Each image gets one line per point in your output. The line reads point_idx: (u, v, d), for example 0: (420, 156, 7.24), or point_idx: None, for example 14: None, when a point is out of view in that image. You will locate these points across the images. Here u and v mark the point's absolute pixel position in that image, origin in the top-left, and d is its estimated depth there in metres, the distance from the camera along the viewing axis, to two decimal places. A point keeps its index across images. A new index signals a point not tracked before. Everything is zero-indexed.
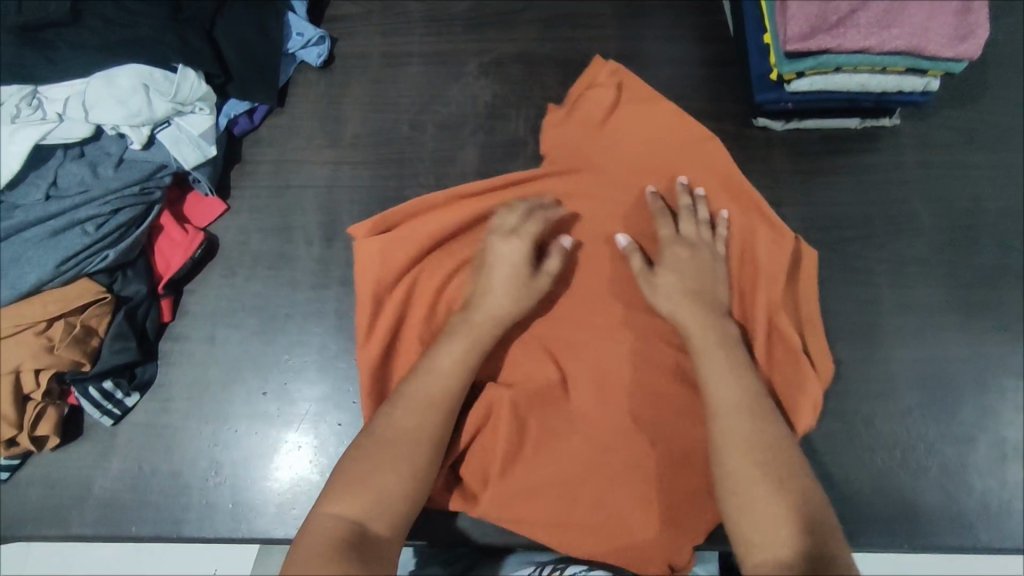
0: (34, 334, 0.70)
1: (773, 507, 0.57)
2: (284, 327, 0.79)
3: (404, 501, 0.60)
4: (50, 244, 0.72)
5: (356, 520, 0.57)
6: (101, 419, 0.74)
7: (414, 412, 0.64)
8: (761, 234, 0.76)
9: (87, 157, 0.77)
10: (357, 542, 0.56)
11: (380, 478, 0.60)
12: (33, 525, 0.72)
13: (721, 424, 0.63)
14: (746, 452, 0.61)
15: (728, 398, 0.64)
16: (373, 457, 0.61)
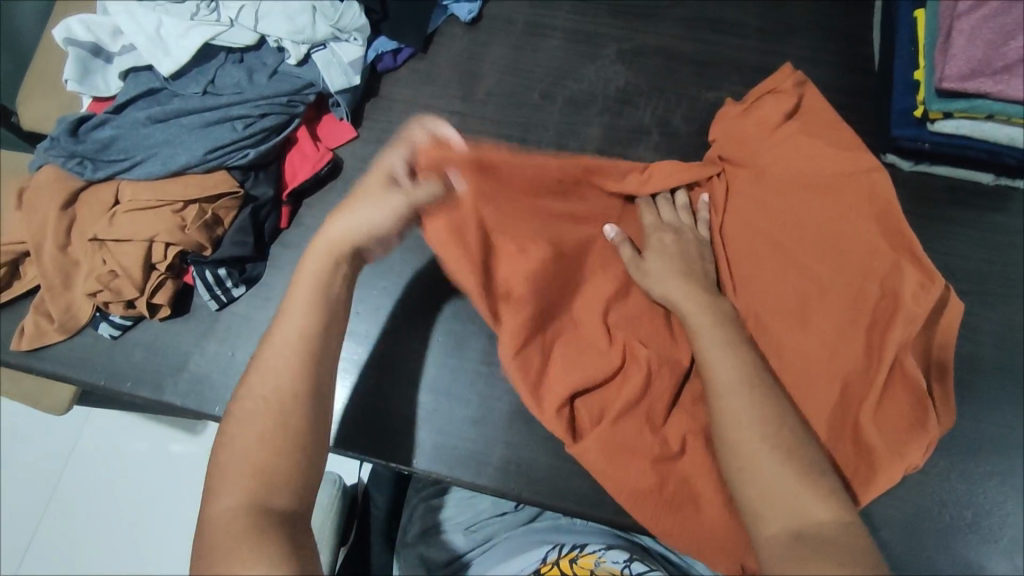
0: (171, 211, 0.76)
1: (781, 482, 0.56)
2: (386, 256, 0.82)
3: (296, 472, 0.55)
4: (201, 134, 0.78)
5: (248, 504, 0.52)
6: (208, 302, 0.79)
7: (279, 365, 0.59)
8: (911, 274, 0.72)
9: (246, 63, 0.83)
10: (259, 521, 0.51)
11: (264, 455, 0.55)
12: (131, 383, 0.77)
13: (724, 401, 0.62)
14: (750, 427, 0.59)
15: (727, 374, 0.63)
16: (248, 439, 0.55)
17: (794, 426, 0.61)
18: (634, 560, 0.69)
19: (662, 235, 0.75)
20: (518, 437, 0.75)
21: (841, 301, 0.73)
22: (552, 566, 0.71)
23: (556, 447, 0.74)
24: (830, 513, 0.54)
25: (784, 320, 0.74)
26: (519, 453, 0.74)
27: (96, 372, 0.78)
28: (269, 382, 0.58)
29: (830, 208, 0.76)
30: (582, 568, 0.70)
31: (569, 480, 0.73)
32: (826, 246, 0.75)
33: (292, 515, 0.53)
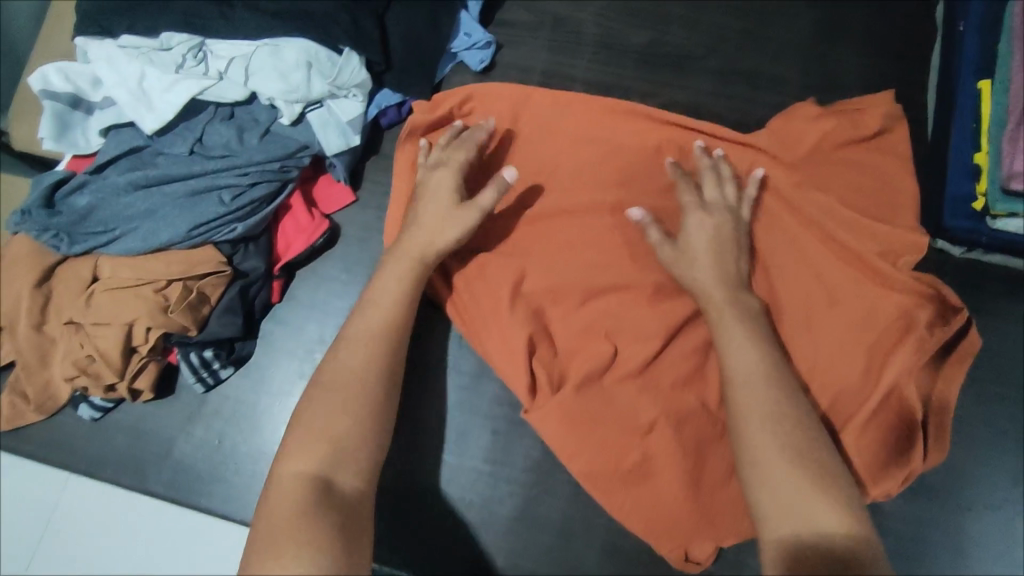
0: (153, 290, 0.70)
1: (794, 486, 0.53)
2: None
3: (364, 440, 0.58)
4: (186, 204, 0.72)
5: (314, 475, 0.54)
6: (194, 385, 0.74)
7: (355, 353, 0.63)
8: (924, 312, 0.73)
9: (236, 120, 0.76)
10: (324, 499, 0.52)
11: (332, 424, 0.57)
12: (113, 470, 0.73)
13: (748, 400, 0.59)
14: (764, 422, 0.57)
15: (747, 371, 0.61)
16: (320, 407, 0.58)
17: (812, 420, 0.59)
18: None
19: (701, 218, 0.71)
20: (523, 545, 0.70)
21: (854, 317, 0.74)
22: None
23: (562, 558, 0.70)
24: (841, 514, 0.51)
25: (795, 326, 0.75)
26: (523, 563, 0.70)
27: (76, 457, 0.73)
28: (355, 359, 0.62)
29: (858, 225, 0.76)
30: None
31: None
32: (853, 265, 0.76)
33: (351, 496, 0.54)
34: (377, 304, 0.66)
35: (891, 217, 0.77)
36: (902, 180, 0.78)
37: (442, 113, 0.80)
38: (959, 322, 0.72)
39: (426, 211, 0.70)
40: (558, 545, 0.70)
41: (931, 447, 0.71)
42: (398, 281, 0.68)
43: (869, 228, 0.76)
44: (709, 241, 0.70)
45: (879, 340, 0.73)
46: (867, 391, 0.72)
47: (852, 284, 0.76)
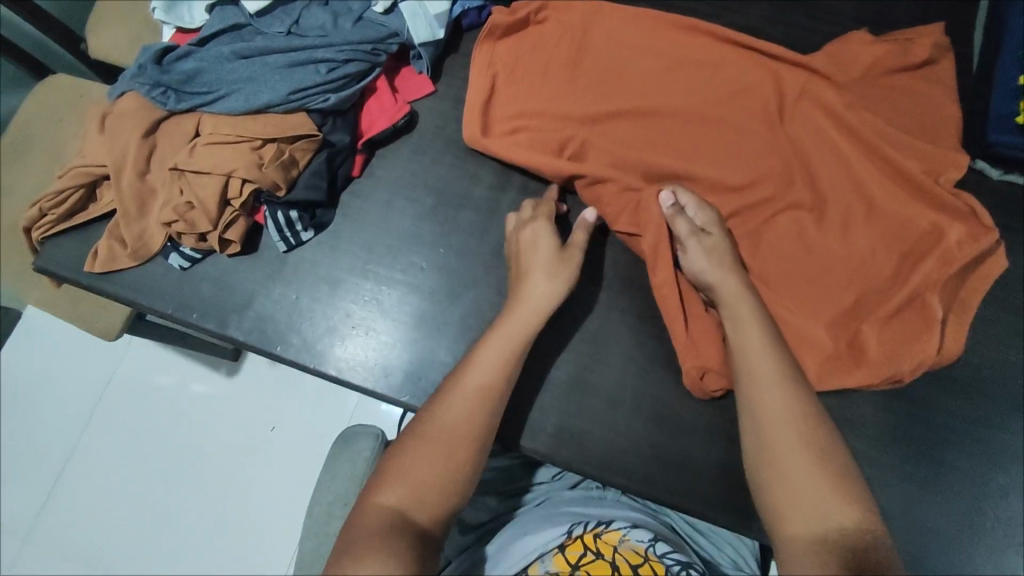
0: (249, 148, 0.76)
1: (808, 485, 0.58)
2: (454, 215, 0.82)
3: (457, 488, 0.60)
4: (284, 74, 0.78)
5: (400, 513, 0.57)
6: (277, 244, 0.80)
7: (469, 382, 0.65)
8: (958, 227, 0.77)
9: (332, 7, 0.82)
10: (401, 533, 0.55)
11: (433, 470, 0.60)
12: (197, 315, 0.79)
13: (759, 396, 0.64)
14: (784, 420, 0.62)
15: (764, 369, 0.65)
16: (423, 450, 0.61)
17: (831, 433, 0.62)
18: (659, 541, 0.71)
19: (697, 240, 0.73)
20: (574, 407, 0.76)
21: (891, 224, 0.79)
22: (575, 539, 0.71)
23: (610, 420, 0.76)
24: (860, 520, 0.56)
25: (835, 223, 0.79)
26: (572, 422, 0.76)
27: (164, 301, 0.79)
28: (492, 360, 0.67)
29: (900, 140, 0.80)
30: (606, 545, 0.69)
31: (620, 454, 0.75)
32: (893, 179, 0.80)
33: (426, 533, 0.57)
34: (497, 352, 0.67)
35: (935, 136, 0.81)
36: (945, 102, 0.82)
37: (504, 53, 0.86)
38: (988, 241, 0.76)
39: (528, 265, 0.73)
40: (606, 409, 0.76)
41: (950, 342, 0.76)
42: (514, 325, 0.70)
43: (917, 142, 0.80)
44: (710, 254, 0.72)
45: (911, 249, 0.78)
46: (892, 290, 0.77)
47: (885, 191, 0.79)
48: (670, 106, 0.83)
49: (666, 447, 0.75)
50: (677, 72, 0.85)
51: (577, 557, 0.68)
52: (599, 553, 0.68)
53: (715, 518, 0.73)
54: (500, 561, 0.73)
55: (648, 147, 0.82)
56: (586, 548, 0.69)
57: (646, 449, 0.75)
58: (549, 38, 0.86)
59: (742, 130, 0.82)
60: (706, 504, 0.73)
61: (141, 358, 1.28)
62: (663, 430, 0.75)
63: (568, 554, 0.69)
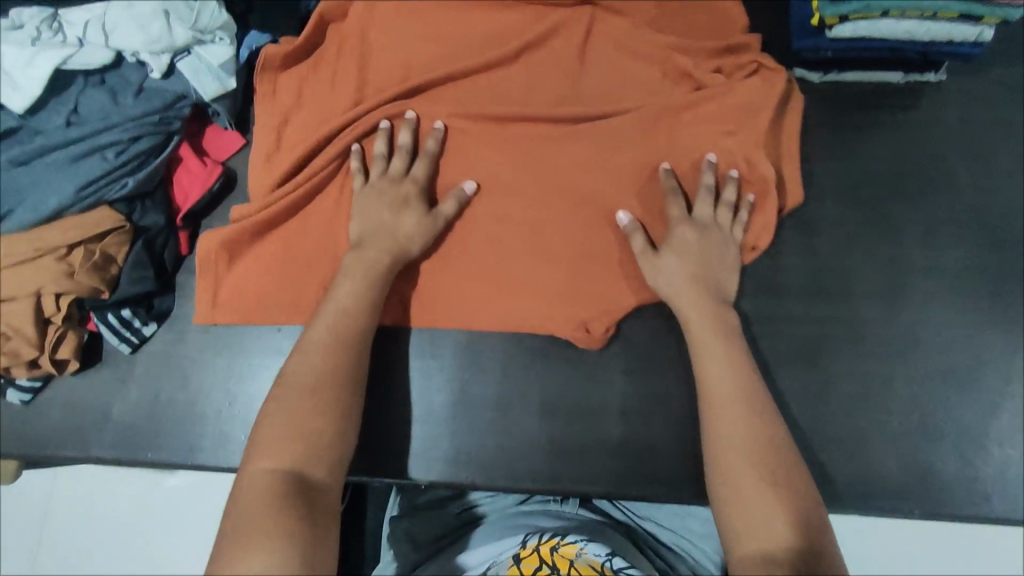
0: (55, 259, 0.70)
1: (755, 493, 0.56)
2: (292, 267, 0.76)
3: (331, 446, 0.58)
4: (71, 169, 0.72)
5: (285, 469, 0.55)
6: (120, 346, 0.74)
7: (300, 365, 0.63)
8: (787, 146, 0.78)
9: (109, 84, 0.76)
10: (292, 492, 0.54)
11: (302, 425, 0.58)
12: (54, 446, 0.73)
13: (715, 400, 0.63)
14: (742, 422, 0.60)
15: (724, 381, 0.63)
16: (293, 412, 0.59)
17: (781, 431, 0.61)
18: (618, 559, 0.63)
19: (684, 232, 0.71)
20: (466, 424, 0.74)
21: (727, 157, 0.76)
22: (531, 552, 0.64)
23: (504, 425, 0.73)
24: (809, 523, 0.54)
25: (683, 168, 0.76)
26: (468, 440, 0.73)
27: (15, 441, 0.74)
28: (318, 361, 0.63)
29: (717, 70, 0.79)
30: (562, 559, 0.62)
31: (521, 458, 0.72)
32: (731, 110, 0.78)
33: (318, 489, 0.55)
34: (335, 309, 0.67)
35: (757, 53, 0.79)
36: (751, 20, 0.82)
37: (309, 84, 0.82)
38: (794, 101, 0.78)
39: (373, 219, 0.72)
40: (498, 417, 0.74)
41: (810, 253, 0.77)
42: (354, 284, 0.69)
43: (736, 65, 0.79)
44: (681, 250, 0.70)
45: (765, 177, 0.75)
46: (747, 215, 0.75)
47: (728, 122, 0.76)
48: (487, 93, 0.80)
49: (566, 436, 0.73)
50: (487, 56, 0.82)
51: (531, 571, 0.61)
52: (553, 568, 0.61)
53: (630, 493, 0.71)
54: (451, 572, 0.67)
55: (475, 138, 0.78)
56: (542, 561, 0.62)
57: (548, 444, 0.73)
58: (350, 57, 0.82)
59: (565, 97, 0.79)
60: (618, 483, 0.71)
61: (65, 500, 1.01)
62: (558, 422, 0.73)
63: (522, 569, 0.62)
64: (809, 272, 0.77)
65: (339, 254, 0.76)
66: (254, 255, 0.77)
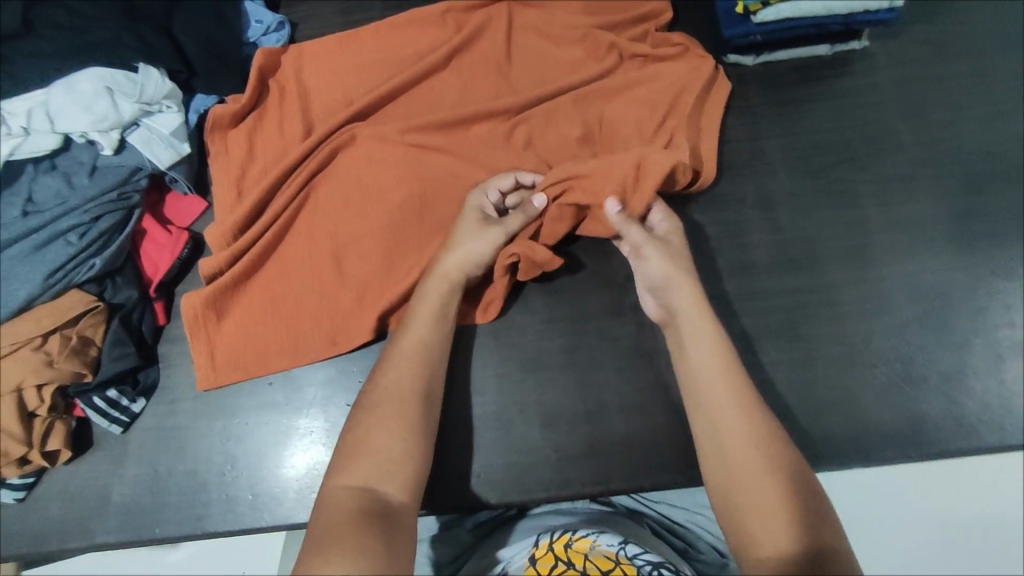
0: (31, 350, 0.69)
1: (764, 504, 0.55)
2: (279, 318, 0.77)
3: (406, 461, 0.61)
4: (35, 259, 0.71)
5: (361, 485, 0.58)
6: (111, 429, 0.74)
7: (395, 372, 0.66)
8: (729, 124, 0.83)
9: (60, 169, 0.76)
10: (369, 508, 0.56)
11: (379, 442, 0.61)
12: (56, 539, 0.72)
13: (713, 421, 0.62)
14: (744, 440, 0.59)
15: (720, 395, 0.62)
16: (367, 423, 0.62)
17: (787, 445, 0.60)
18: (629, 543, 0.69)
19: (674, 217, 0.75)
20: (469, 446, 0.74)
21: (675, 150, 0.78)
22: (546, 551, 0.68)
23: (508, 442, 0.74)
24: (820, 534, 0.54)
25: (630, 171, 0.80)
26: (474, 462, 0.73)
27: (16, 541, 0.72)
28: (394, 380, 0.66)
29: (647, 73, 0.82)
30: (576, 553, 0.67)
31: (530, 470, 0.73)
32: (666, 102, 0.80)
33: (394, 502, 0.58)
34: (414, 336, 0.69)
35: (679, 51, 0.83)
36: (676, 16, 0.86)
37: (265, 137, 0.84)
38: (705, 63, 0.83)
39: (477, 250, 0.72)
40: (501, 435, 0.74)
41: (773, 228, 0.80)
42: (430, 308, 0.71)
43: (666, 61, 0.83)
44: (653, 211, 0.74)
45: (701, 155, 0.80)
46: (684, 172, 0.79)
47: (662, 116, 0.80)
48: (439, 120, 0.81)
49: (569, 443, 0.73)
50: (434, 86, 0.85)
51: (548, 569, 0.66)
52: (570, 564, 0.66)
53: (640, 487, 0.72)
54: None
55: (436, 169, 0.81)
56: (558, 559, 0.66)
57: (553, 454, 0.73)
58: (300, 107, 0.84)
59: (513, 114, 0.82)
60: (628, 478, 0.72)
61: None
62: (560, 429, 0.74)
63: (539, 568, 0.67)
64: (775, 245, 0.80)
65: (323, 298, 0.77)
66: (241, 310, 0.77)
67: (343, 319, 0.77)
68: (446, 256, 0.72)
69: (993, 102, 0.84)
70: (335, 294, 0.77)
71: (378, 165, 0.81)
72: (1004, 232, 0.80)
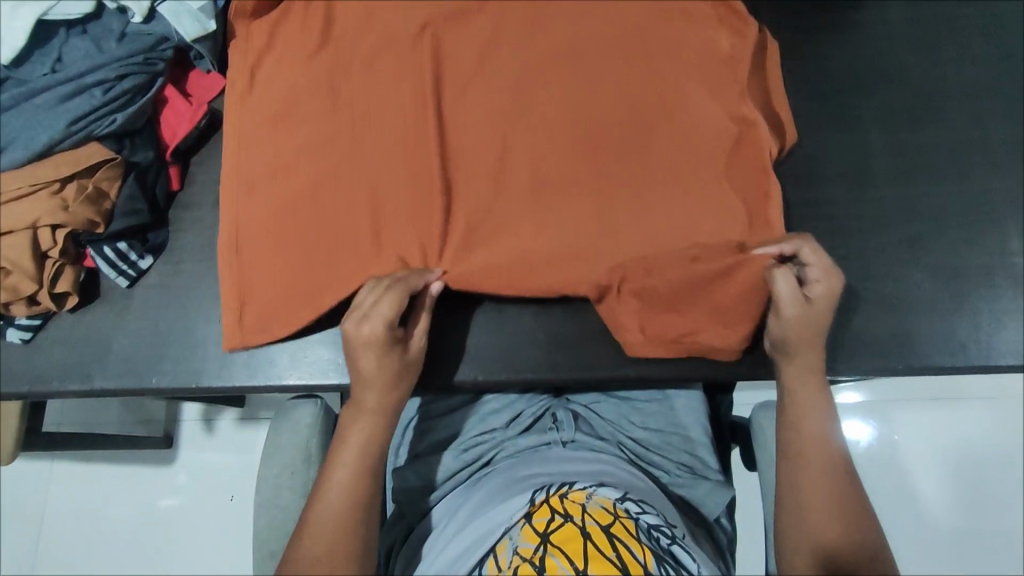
0: (49, 194, 0.72)
1: (820, 539, 0.65)
2: (286, 274, 0.73)
3: (354, 565, 0.65)
4: (59, 109, 0.74)
5: None
6: (117, 280, 0.76)
7: (328, 498, 0.65)
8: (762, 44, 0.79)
9: (91, 33, 0.79)
10: None
11: (335, 556, 0.64)
12: (57, 381, 0.74)
13: (798, 461, 0.68)
14: (819, 488, 0.66)
15: (812, 438, 0.68)
16: (312, 562, 0.63)
17: (855, 491, 0.67)
18: (628, 497, 0.67)
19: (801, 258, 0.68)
20: (461, 326, 0.76)
21: (713, 114, 0.73)
22: (541, 505, 0.66)
23: (501, 323, 0.75)
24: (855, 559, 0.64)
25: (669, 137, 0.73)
26: (465, 338, 0.75)
27: (18, 379, 0.75)
28: (333, 509, 0.65)
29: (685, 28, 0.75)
30: (574, 505, 0.65)
31: (519, 350, 0.74)
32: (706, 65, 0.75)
33: None
34: (355, 449, 0.67)
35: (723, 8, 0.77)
36: None
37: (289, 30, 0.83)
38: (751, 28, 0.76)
39: (368, 367, 0.67)
40: (495, 316, 0.75)
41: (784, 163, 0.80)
42: (360, 437, 0.68)
43: None
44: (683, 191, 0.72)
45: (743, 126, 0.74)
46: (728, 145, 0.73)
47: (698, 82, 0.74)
48: None
49: (561, 328, 0.75)
50: None
51: (544, 524, 0.64)
52: (567, 516, 0.64)
53: (625, 374, 0.74)
54: (463, 541, 0.68)
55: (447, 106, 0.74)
56: (555, 512, 0.64)
57: (543, 336, 0.75)
58: None
59: None
60: (614, 366, 0.74)
61: (64, 484, 1.25)
62: (552, 315, 0.75)
63: (535, 523, 0.64)
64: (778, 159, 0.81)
65: (331, 259, 0.72)
66: (254, 252, 0.74)
67: (339, 215, 0.73)
68: (365, 391, 0.68)
69: (1006, 40, 0.85)
70: (347, 248, 0.72)
71: (392, 101, 0.75)
72: (1007, 165, 0.80)
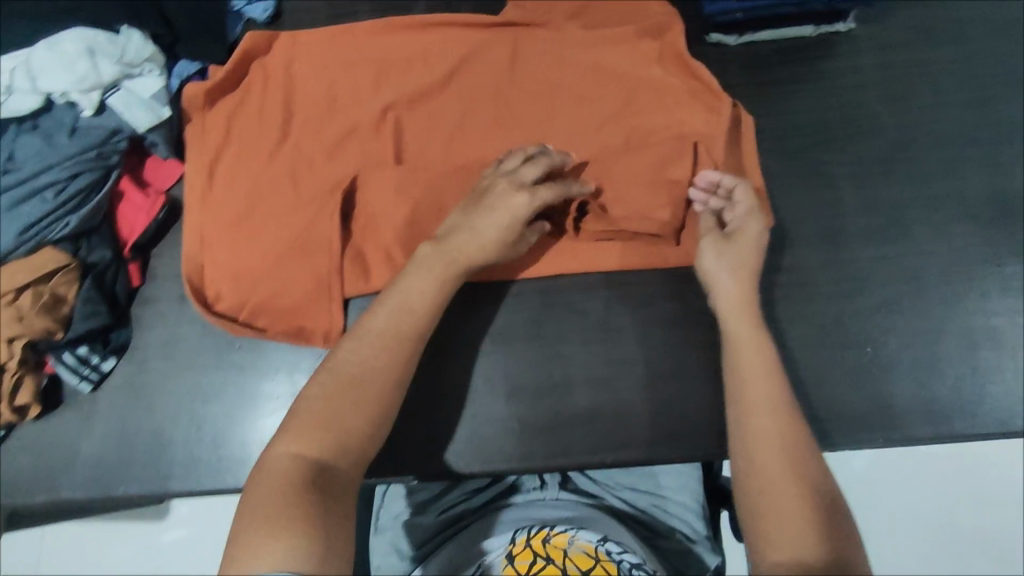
0: (3, 305, 0.70)
1: (785, 508, 0.53)
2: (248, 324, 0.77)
3: (365, 440, 0.57)
4: (11, 214, 0.72)
5: (308, 456, 0.53)
6: (80, 386, 0.75)
7: (356, 352, 0.61)
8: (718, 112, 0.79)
9: (42, 128, 0.75)
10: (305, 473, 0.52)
11: (336, 412, 0.57)
12: (24, 491, 0.74)
13: (747, 421, 0.60)
14: (771, 439, 0.58)
15: (760, 399, 0.60)
16: (328, 403, 0.57)
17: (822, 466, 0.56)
18: (608, 539, 0.64)
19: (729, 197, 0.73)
20: (433, 417, 0.74)
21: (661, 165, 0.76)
22: (523, 547, 0.62)
23: (472, 412, 0.74)
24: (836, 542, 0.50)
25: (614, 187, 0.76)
26: (437, 431, 0.73)
27: None
28: (372, 357, 0.61)
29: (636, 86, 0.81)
30: (556, 548, 0.60)
31: (493, 443, 0.73)
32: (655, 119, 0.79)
33: (332, 469, 0.54)
34: (403, 299, 0.65)
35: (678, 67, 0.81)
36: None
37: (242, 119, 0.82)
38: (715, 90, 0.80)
39: (484, 227, 0.69)
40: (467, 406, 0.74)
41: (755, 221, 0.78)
42: (410, 300, 0.66)
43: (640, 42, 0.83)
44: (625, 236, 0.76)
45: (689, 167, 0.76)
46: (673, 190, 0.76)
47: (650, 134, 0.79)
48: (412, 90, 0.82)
49: (533, 416, 0.74)
50: (414, 56, 0.84)
51: (526, 567, 0.59)
52: (549, 559, 0.59)
53: (602, 460, 0.72)
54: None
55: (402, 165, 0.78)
56: (537, 555, 0.60)
57: (516, 425, 0.73)
58: (283, 98, 0.82)
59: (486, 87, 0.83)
60: (590, 452, 0.72)
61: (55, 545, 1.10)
62: (523, 401, 0.74)
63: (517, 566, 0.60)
64: None
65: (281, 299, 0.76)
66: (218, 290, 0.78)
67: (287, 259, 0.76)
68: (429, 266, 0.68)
69: (979, 85, 0.83)
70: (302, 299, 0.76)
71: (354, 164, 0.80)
72: (984, 219, 0.78)
